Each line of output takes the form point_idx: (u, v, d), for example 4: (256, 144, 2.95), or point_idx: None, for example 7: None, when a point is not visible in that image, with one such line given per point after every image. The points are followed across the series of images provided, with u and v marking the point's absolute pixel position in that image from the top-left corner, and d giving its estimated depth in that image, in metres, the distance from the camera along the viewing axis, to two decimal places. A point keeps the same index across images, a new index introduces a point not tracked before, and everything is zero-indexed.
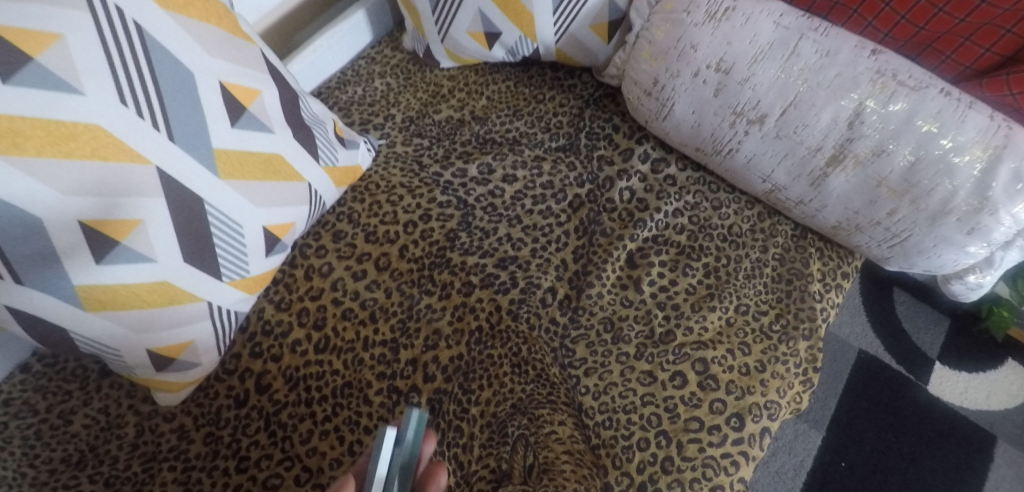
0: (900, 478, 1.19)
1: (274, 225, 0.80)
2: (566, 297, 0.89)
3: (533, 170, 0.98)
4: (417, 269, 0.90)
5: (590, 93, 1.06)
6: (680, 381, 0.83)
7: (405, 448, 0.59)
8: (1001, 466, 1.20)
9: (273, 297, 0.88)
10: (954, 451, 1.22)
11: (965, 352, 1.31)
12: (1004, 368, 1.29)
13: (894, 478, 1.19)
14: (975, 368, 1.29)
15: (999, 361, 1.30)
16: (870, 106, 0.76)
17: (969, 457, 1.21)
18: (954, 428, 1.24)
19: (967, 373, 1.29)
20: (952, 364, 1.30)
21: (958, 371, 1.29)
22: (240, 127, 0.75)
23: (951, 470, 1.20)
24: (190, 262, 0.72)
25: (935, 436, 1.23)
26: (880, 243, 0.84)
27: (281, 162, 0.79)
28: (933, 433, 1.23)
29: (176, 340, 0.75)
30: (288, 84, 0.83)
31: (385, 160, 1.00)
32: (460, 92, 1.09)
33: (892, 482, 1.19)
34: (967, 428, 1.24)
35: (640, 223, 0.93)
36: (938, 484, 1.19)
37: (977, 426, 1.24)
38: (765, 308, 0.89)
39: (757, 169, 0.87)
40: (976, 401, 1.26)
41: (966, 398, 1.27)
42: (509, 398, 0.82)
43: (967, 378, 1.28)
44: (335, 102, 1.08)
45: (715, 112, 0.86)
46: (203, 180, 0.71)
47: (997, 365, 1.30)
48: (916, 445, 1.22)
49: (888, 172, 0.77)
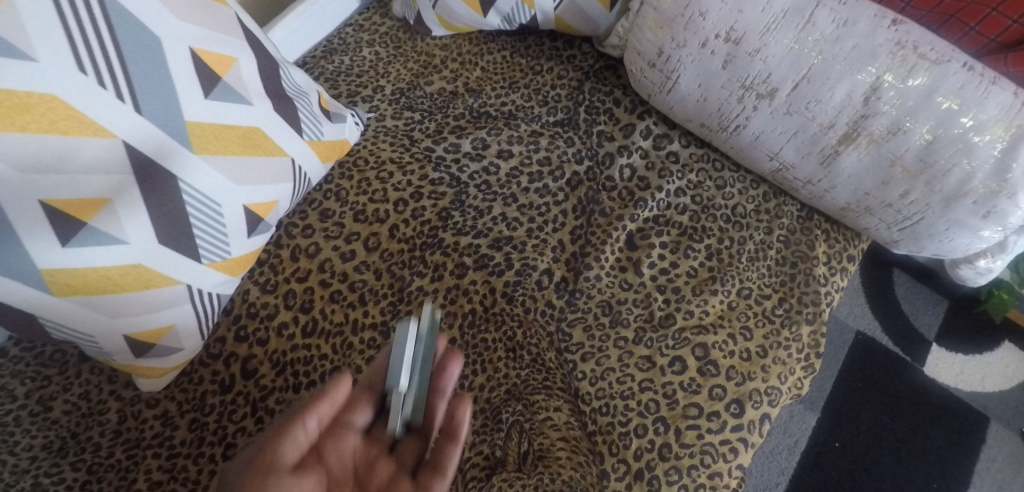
0: (894, 459, 1.18)
1: (256, 204, 0.76)
2: (563, 279, 0.86)
3: (530, 145, 0.94)
4: (408, 249, 0.87)
5: (590, 64, 1.02)
6: (679, 366, 0.80)
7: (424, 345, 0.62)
8: (993, 447, 1.20)
9: (258, 278, 0.85)
10: (948, 432, 1.21)
11: (962, 334, 1.29)
12: (1000, 350, 1.28)
13: (888, 458, 1.18)
14: (972, 350, 1.28)
15: (996, 342, 1.28)
16: (887, 80, 0.72)
17: (963, 437, 1.21)
18: (949, 409, 1.23)
19: (963, 355, 1.27)
20: (948, 345, 1.28)
21: (955, 353, 1.27)
22: (215, 98, 0.70)
23: (944, 451, 1.19)
24: (165, 243, 0.68)
25: (930, 417, 1.22)
26: (890, 225, 0.81)
27: (262, 137, 0.75)
28: (928, 414, 1.22)
29: (155, 325, 0.71)
30: (267, 52, 0.78)
31: (375, 134, 0.95)
32: (454, 62, 1.04)
33: (886, 462, 1.18)
34: (961, 409, 1.23)
35: (641, 203, 0.89)
36: (930, 465, 1.18)
37: (971, 407, 1.23)
38: (767, 292, 0.86)
39: (764, 146, 0.83)
40: (971, 383, 1.25)
41: (961, 379, 1.26)
42: (504, 383, 0.80)
43: (964, 359, 1.27)
44: (320, 72, 1.03)
45: (723, 86, 0.81)
46: (176, 156, 0.67)
47: (994, 347, 1.28)
48: (910, 426, 1.21)
49: (904, 151, 0.73)
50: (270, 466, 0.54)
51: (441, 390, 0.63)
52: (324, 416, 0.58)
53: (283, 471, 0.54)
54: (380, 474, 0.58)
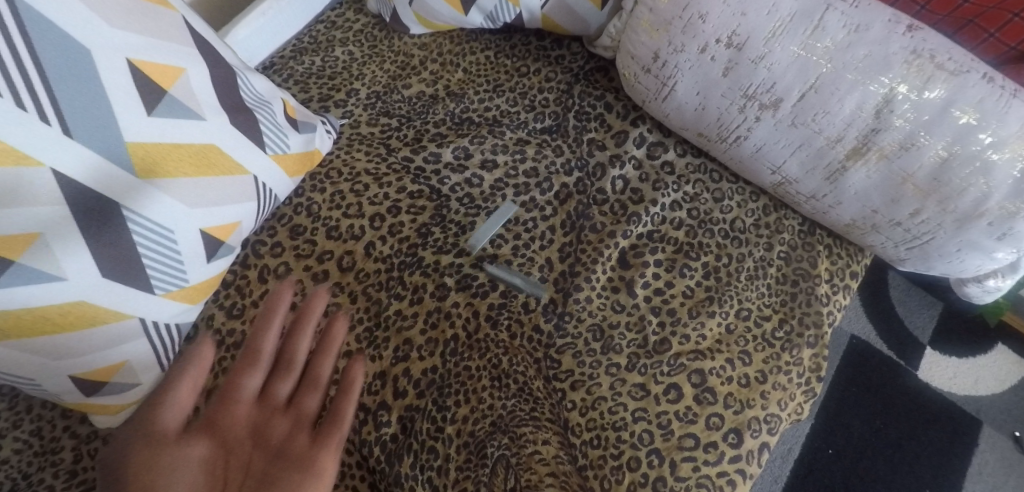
0: (886, 464, 1.13)
1: (213, 227, 0.69)
2: (552, 301, 0.81)
3: (515, 155, 0.88)
4: (385, 270, 0.81)
5: (580, 65, 0.95)
6: (674, 394, 0.75)
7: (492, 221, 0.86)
8: (984, 451, 1.14)
9: (223, 302, 0.78)
10: (941, 438, 1.15)
11: (954, 336, 1.23)
12: (993, 353, 1.21)
13: (880, 464, 1.13)
14: (964, 353, 1.21)
15: (989, 346, 1.21)
16: (902, 92, 0.66)
17: (955, 440, 1.15)
18: (942, 414, 1.17)
19: (956, 358, 1.21)
20: (941, 349, 1.22)
21: (947, 356, 1.21)
22: (160, 115, 0.63)
23: (937, 456, 1.14)
24: (110, 276, 0.62)
25: (923, 422, 1.16)
26: (897, 244, 0.75)
27: (218, 154, 0.68)
28: (922, 419, 1.17)
29: (105, 362, 0.65)
30: (222, 59, 0.71)
31: (348, 142, 0.89)
32: (434, 63, 0.98)
33: (879, 469, 1.13)
34: (953, 412, 1.17)
35: (634, 218, 0.84)
36: (923, 471, 1.13)
37: (965, 412, 1.17)
38: (767, 313, 0.81)
39: (766, 159, 0.78)
40: (965, 387, 1.19)
41: (954, 383, 1.19)
42: (489, 416, 0.74)
43: (956, 363, 1.21)
44: (290, 74, 0.96)
45: (723, 94, 0.75)
46: (118, 181, 0.60)
47: (986, 350, 1.21)
48: (903, 431, 1.16)
49: (916, 168, 0.68)
50: (156, 431, 0.50)
51: (325, 352, 0.64)
52: (203, 375, 0.54)
53: (169, 433, 0.50)
54: (273, 436, 0.55)
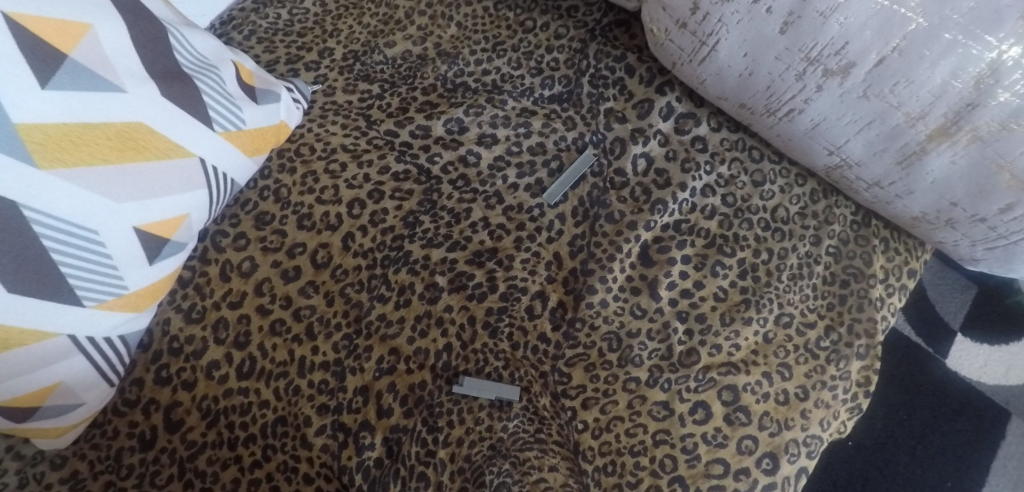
0: (907, 456, 0.96)
1: (153, 224, 0.58)
2: (560, 304, 0.70)
3: (519, 128, 0.77)
4: (367, 266, 0.69)
5: (595, 19, 0.83)
6: (702, 414, 0.65)
7: (574, 170, 0.75)
8: (1012, 446, 0.97)
9: (182, 304, 0.67)
10: (967, 429, 0.98)
11: (987, 322, 1.05)
12: None
13: (901, 456, 0.96)
14: (996, 341, 1.04)
15: None
16: (1013, 58, 0.51)
17: (981, 433, 0.97)
18: (968, 405, 0.99)
19: (987, 346, 1.03)
20: (970, 335, 1.04)
21: (978, 343, 1.03)
22: (61, 86, 0.50)
23: (963, 449, 0.96)
24: (19, 291, 0.51)
25: (947, 413, 0.99)
26: (975, 242, 0.63)
27: (148, 134, 0.56)
28: (946, 409, 0.99)
29: (34, 387, 0.55)
30: (149, 17, 0.58)
31: (322, 113, 0.76)
32: (421, 16, 0.85)
33: (900, 461, 0.95)
34: (982, 404, 0.99)
35: (659, 207, 0.72)
36: (945, 463, 0.95)
37: (993, 403, 0.99)
38: (812, 319, 0.69)
39: (823, 137, 0.65)
40: (995, 377, 1.01)
41: (983, 373, 1.01)
42: (487, 439, 0.64)
43: (989, 350, 1.03)
44: (252, 29, 0.83)
45: (778, 56, 0.62)
46: (14, 174, 0.48)
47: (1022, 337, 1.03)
48: (927, 421, 0.98)
49: (1016, 154, 0.54)
50: None
51: None
52: None
53: None
54: None
